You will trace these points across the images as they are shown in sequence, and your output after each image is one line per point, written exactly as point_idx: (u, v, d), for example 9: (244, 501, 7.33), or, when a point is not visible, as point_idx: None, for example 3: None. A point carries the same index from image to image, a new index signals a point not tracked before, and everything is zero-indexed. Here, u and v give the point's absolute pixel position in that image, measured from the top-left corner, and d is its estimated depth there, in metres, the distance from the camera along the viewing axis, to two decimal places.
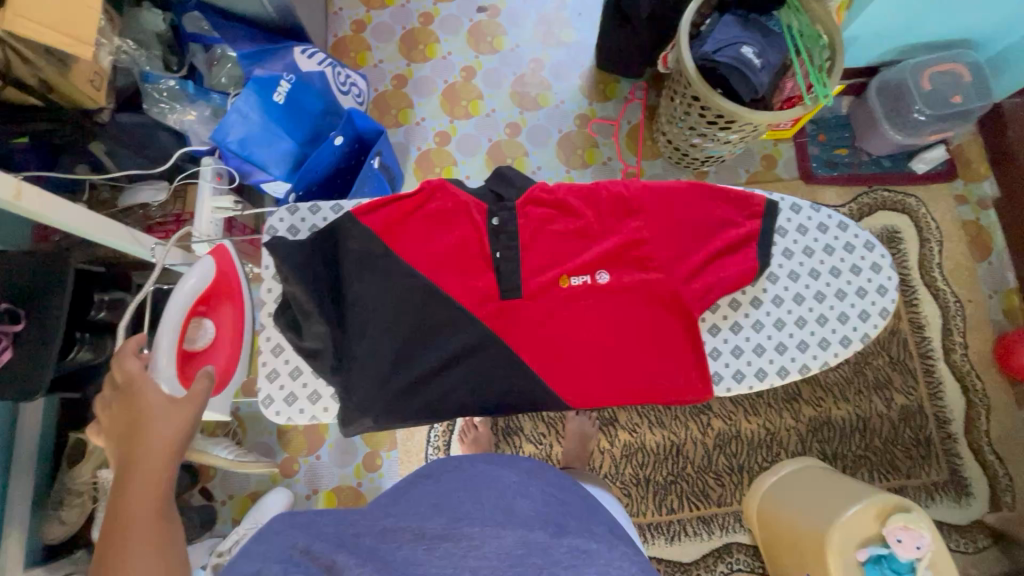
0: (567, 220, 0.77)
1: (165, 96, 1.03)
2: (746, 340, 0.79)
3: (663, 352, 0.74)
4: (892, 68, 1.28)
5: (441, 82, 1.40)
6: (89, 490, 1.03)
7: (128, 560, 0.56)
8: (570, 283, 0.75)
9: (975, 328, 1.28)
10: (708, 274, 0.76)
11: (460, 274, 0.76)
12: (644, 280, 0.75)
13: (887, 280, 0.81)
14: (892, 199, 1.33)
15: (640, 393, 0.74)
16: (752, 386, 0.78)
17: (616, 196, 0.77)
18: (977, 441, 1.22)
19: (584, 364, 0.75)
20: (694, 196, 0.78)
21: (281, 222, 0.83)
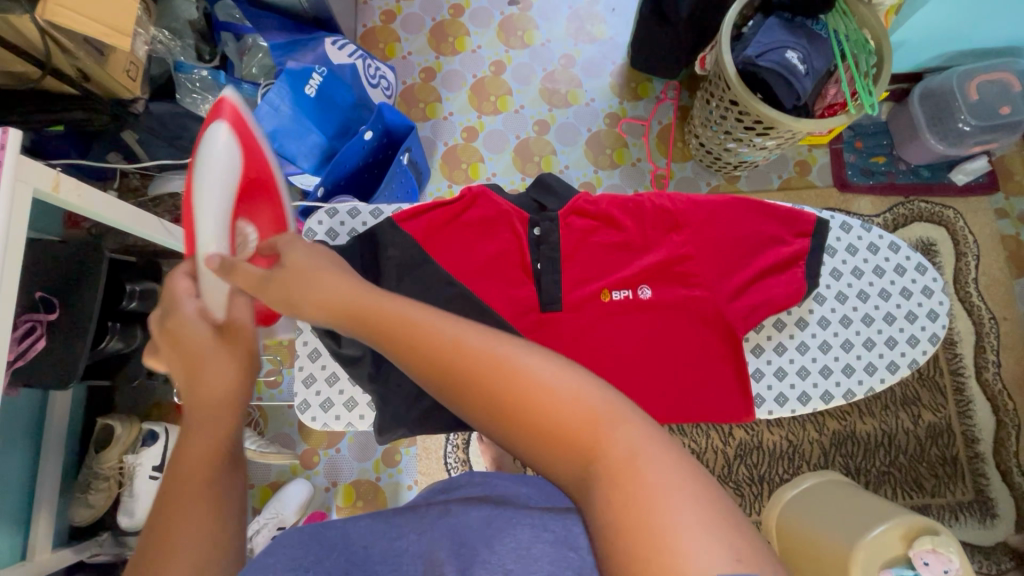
0: (609, 232, 0.76)
1: (198, 85, 1.01)
2: (789, 362, 0.77)
3: (708, 373, 0.73)
4: (937, 75, 1.24)
5: (470, 76, 1.38)
6: (115, 475, 1.05)
7: (177, 523, 0.43)
8: (611, 297, 0.74)
9: (1010, 346, 1.25)
10: (753, 294, 0.74)
11: (503, 285, 0.75)
12: (687, 297, 0.73)
13: (938, 304, 0.79)
14: (930, 210, 1.30)
15: (678, 412, 0.73)
16: (795, 410, 0.76)
17: (660, 209, 0.76)
18: (1005, 462, 1.20)
19: (623, 381, 0.73)
20: (741, 212, 0.76)
21: (320, 225, 0.82)
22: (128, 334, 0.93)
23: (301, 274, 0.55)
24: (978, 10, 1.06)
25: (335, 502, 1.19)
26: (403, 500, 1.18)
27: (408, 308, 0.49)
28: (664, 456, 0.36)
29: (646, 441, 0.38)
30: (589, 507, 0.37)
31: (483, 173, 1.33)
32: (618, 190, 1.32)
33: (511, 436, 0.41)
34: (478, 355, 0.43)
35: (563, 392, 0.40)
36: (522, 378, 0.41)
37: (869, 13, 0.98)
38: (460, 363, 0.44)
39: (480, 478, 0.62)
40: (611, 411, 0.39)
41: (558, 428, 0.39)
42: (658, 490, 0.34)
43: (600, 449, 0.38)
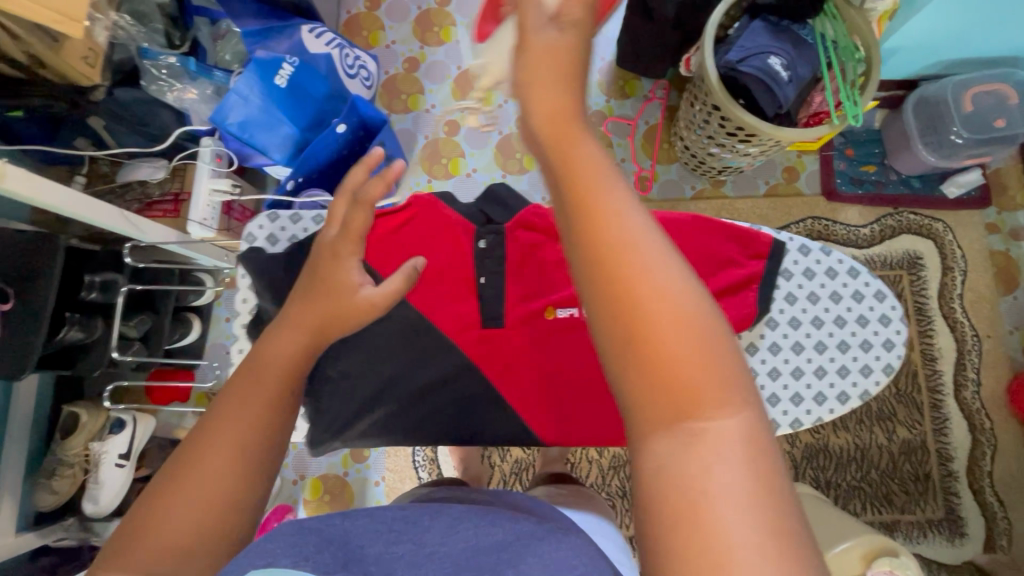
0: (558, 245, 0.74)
1: (165, 73, 0.99)
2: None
3: None
4: (934, 83, 1.20)
5: (454, 68, 1.35)
6: (81, 461, 1.06)
7: (228, 418, 0.48)
8: (556, 314, 0.72)
9: (990, 365, 1.22)
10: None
11: (448, 300, 0.75)
12: None
13: (895, 334, 0.77)
14: (918, 223, 1.27)
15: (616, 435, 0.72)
16: None
17: None
18: (978, 481, 1.18)
19: (560, 400, 0.73)
20: (696, 232, 0.75)
21: (259, 229, 0.83)
22: (89, 324, 0.91)
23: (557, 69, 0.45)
24: (976, 18, 1.02)
25: (303, 495, 1.19)
26: (370, 496, 1.18)
27: (601, 170, 0.41)
28: (751, 470, 0.33)
29: (745, 445, 0.34)
30: (648, 471, 0.35)
31: (464, 168, 1.30)
32: None
33: (616, 360, 0.37)
34: (639, 259, 0.37)
35: (698, 348, 0.36)
36: (665, 307, 0.36)
37: (859, 18, 0.93)
38: (612, 261, 0.37)
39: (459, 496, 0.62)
40: (726, 396, 0.35)
41: (670, 380, 0.35)
42: (725, 502, 0.32)
43: (698, 430, 0.34)
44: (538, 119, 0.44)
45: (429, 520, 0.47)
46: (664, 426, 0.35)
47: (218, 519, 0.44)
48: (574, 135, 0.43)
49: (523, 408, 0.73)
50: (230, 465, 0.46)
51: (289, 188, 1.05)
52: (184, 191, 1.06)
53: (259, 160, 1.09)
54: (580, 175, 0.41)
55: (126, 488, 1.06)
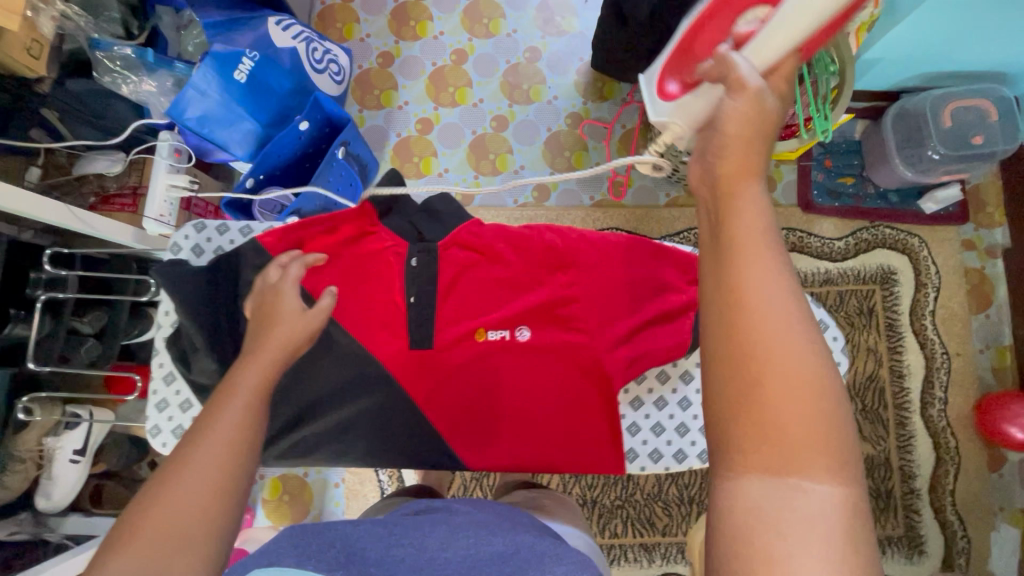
0: (493, 266, 0.76)
1: (119, 64, 0.96)
2: (669, 417, 0.79)
3: (578, 422, 0.74)
4: (915, 96, 1.17)
5: (429, 64, 1.32)
6: (33, 456, 1.02)
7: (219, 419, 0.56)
8: (486, 337, 0.75)
9: (959, 384, 1.22)
10: (640, 340, 0.75)
11: (382, 319, 0.76)
12: (566, 342, 0.74)
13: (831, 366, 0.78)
14: (894, 237, 1.25)
15: (538, 457, 0.74)
16: (667, 466, 0.78)
17: (550, 247, 0.76)
18: (940, 500, 1.18)
19: (495, 419, 0.75)
20: (632, 255, 0.76)
21: (185, 239, 0.85)
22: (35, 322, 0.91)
23: (735, 150, 0.53)
24: (955, 32, 1.00)
25: (261, 494, 1.17)
26: (329, 498, 1.17)
27: (765, 242, 0.47)
28: (832, 535, 0.38)
29: (833, 511, 0.39)
30: (730, 501, 0.41)
31: (435, 167, 1.28)
32: (573, 195, 1.27)
33: (726, 401, 0.44)
34: (775, 324, 0.44)
35: (810, 415, 0.42)
36: (788, 370, 0.42)
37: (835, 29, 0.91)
38: (749, 320, 0.44)
39: (439, 505, 0.63)
40: (829, 465, 0.41)
41: (779, 434, 0.41)
42: (801, 551, 0.37)
43: (795, 485, 0.40)
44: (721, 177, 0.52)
45: (428, 528, 0.53)
46: (761, 472, 0.41)
47: (215, 498, 0.50)
48: (749, 200, 0.50)
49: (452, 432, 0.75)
50: (225, 453, 0.53)
51: (249, 185, 1.03)
52: (142, 186, 1.05)
53: (220, 156, 1.07)
54: (743, 241, 0.47)
55: (81, 484, 1.06)
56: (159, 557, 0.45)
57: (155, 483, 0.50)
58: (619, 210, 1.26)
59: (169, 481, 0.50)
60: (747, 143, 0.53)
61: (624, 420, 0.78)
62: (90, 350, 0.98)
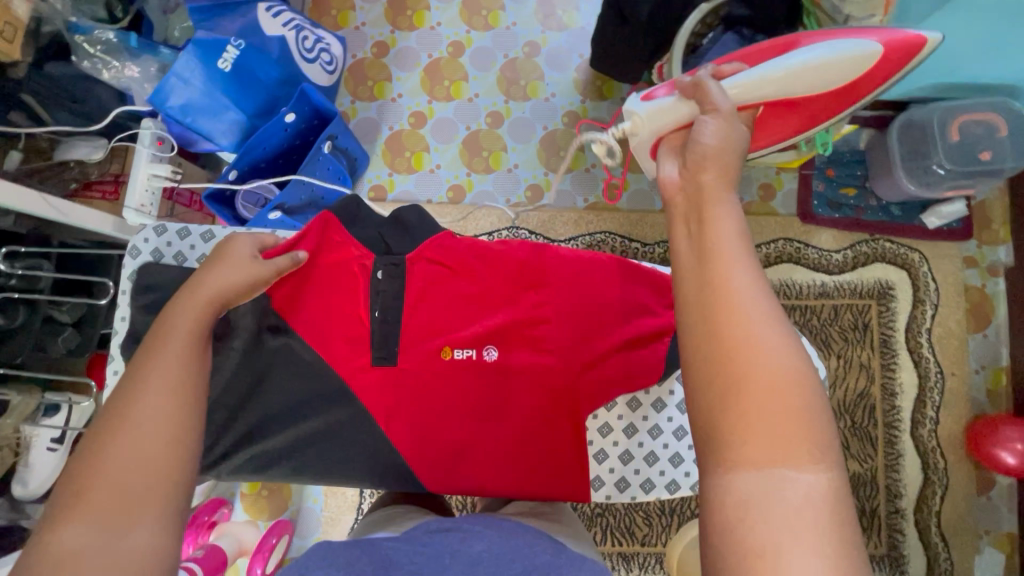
0: (466, 279, 0.78)
1: (100, 48, 0.95)
2: (638, 446, 0.78)
3: (542, 437, 0.75)
4: (924, 107, 1.14)
5: (425, 56, 1.28)
6: (10, 443, 1.02)
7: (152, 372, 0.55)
8: (452, 355, 0.76)
9: (952, 404, 1.19)
10: (610, 362, 0.75)
11: (347, 338, 0.77)
12: (534, 363, 0.76)
13: None
14: (894, 251, 1.22)
15: (498, 478, 0.74)
16: (635, 497, 0.77)
17: (522, 264, 0.77)
18: (924, 521, 1.16)
19: (460, 428, 0.75)
20: (612, 274, 0.78)
21: (144, 243, 0.83)
22: (12, 311, 0.91)
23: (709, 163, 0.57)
24: (967, 43, 0.96)
25: (240, 489, 1.17)
26: (308, 498, 1.16)
27: (738, 245, 0.50)
28: (822, 523, 0.39)
29: (821, 498, 0.40)
30: (722, 497, 0.41)
31: (427, 163, 1.25)
32: (566, 196, 1.25)
33: (712, 396, 0.45)
34: (754, 319, 0.46)
35: (791, 409, 0.43)
36: (769, 362, 0.44)
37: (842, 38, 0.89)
38: (726, 317, 0.46)
39: (454, 523, 0.64)
40: (812, 452, 0.41)
41: (764, 426, 0.42)
42: (791, 539, 0.38)
43: (783, 475, 0.41)
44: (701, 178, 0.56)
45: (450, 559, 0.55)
46: (750, 465, 0.41)
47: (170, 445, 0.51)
48: (729, 218, 0.52)
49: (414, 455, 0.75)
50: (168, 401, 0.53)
51: (232, 178, 0.99)
52: (124, 173, 1.04)
53: (204, 146, 1.05)
54: (720, 245, 0.50)
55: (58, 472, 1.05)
56: (119, 515, 0.46)
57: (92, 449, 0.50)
58: (613, 214, 1.23)
59: (113, 441, 0.50)
60: (723, 167, 0.57)
61: (592, 446, 0.77)
62: (70, 339, 0.97)
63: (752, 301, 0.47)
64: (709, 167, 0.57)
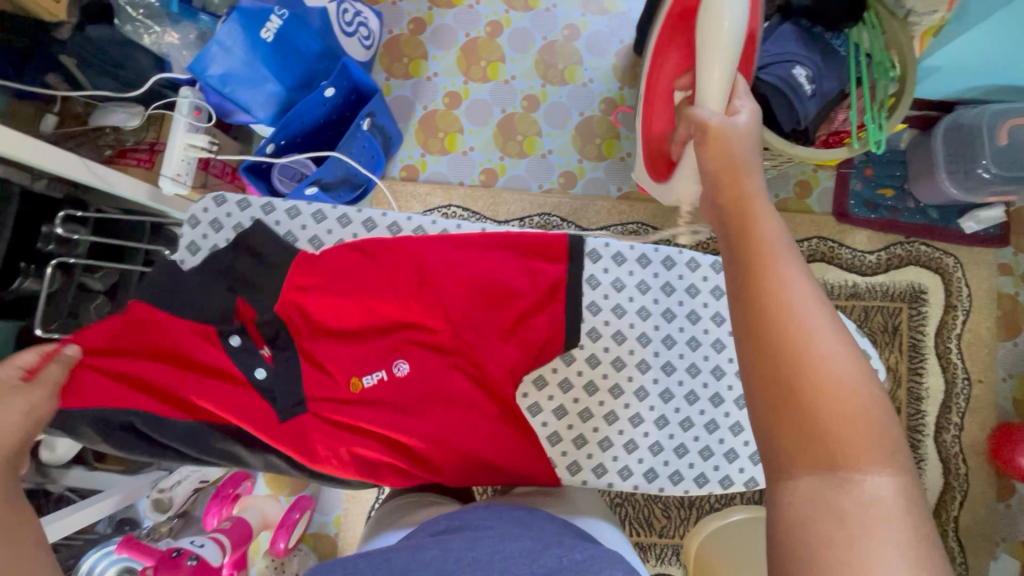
0: (345, 304, 0.78)
1: (142, 13, 0.90)
2: (693, 440, 0.82)
3: (486, 417, 0.77)
4: (972, 109, 1.11)
5: (462, 35, 1.26)
6: None
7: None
8: (362, 384, 0.77)
9: (977, 411, 1.19)
10: (518, 334, 0.79)
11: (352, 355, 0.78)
12: (440, 353, 0.78)
13: None
14: (927, 255, 1.21)
15: (488, 469, 0.77)
16: (688, 490, 0.81)
17: (402, 261, 0.79)
18: (942, 525, 1.17)
19: (419, 424, 0.76)
20: (479, 251, 0.80)
21: (204, 212, 0.85)
22: (45, 276, 0.88)
23: (745, 181, 0.59)
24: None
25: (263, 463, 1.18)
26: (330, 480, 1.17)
27: (784, 255, 0.52)
28: (892, 524, 0.37)
29: (894, 500, 0.39)
30: (784, 506, 0.41)
31: (460, 145, 1.24)
32: (599, 184, 1.23)
33: (767, 404, 0.45)
34: (813, 327, 0.47)
35: (853, 411, 0.43)
36: (827, 366, 0.44)
37: (901, 30, 0.86)
38: (782, 324, 0.47)
39: (461, 522, 0.63)
40: (875, 456, 0.41)
41: (824, 430, 0.42)
42: (868, 540, 0.36)
43: (848, 478, 0.40)
44: (728, 193, 0.60)
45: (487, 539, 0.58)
46: (810, 470, 0.41)
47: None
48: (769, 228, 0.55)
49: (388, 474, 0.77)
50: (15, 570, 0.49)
51: (269, 151, 0.99)
52: (160, 142, 1.02)
53: (241, 118, 1.04)
54: (766, 252, 0.52)
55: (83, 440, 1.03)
56: None
57: None
58: (647, 204, 1.21)
59: None
60: (741, 178, 0.60)
61: (648, 438, 0.81)
62: (99, 307, 0.97)
63: (801, 308, 0.48)
64: (732, 183, 0.60)
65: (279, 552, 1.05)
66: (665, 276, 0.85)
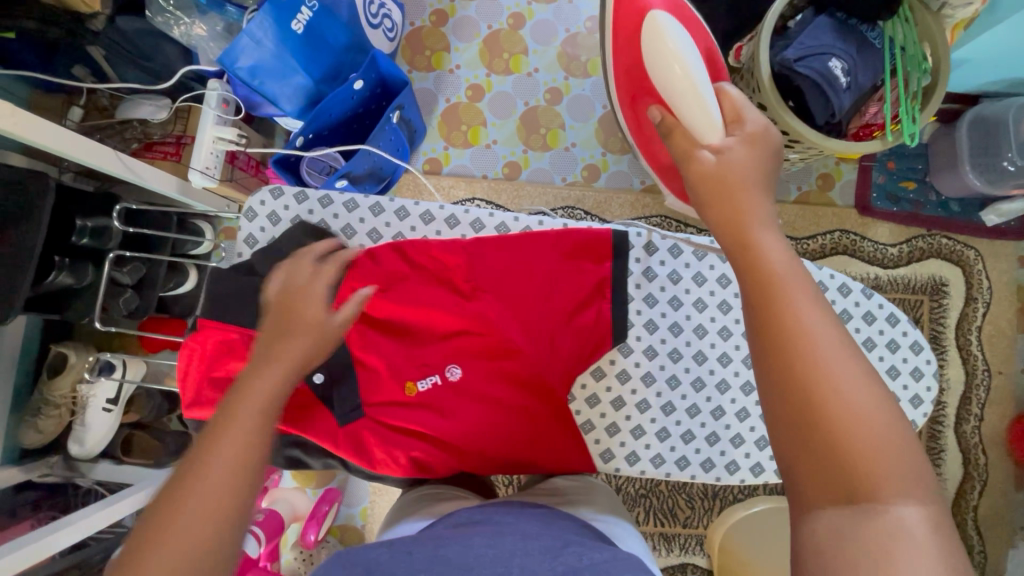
0: (401, 305, 0.78)
1: (172, 3, 0.90)
2: (749, 430, 0.82)
3: (526, 422, 0.77)
4: (996, 103, 1.11)
5: (485, 27, 1.25)
6: (68, 402, 1.02)
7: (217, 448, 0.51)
8: (416, 389, 0.77)
9: (996, 402, 1.20)
10: (557, 337, 0.78)
11: (408, 347, 0.79)
12: (489, 357, 0.77)
13: (926, 362, 0.83)
14: (949, 248, 1.22)
15: (539, 464, 0.79)
16: (744, 479, 0.82)
17: (454, 264, 0.78)
18: (962, 514, 1.18)
19: (467, 427, 0.76)
20: (504, 259, 0.79)
21: (260, 206, 0.82)
22: (80, 270, 0.88)
23: (742, 198, 0.56)
24: None
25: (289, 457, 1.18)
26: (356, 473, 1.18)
27: (794, 279, 0.49)
28: (923, 560, 0.37)
29: (922, 533, 0.39)
30: (808, 542, 0.41)
31: (483, 138, 1.23)
32: (623, 177, 1.23)
33: (785, 433, 0.45)
34: (822, 356, 0.45)
35: (872, 442, 0.42)
36: (838, 396, 0.44)
37: (934, 24, 0.86)
38: (794, 357, 0.45)
39: (479, 516, 0.62)
40: (899, 488, 0.41)
41: (845, 463, 0.42)
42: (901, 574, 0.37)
43: (871, 509, 0.40)
44: (728, 217, 0.56)
45: (540, 528, 0.59)
46: (830, 502, 0.42)
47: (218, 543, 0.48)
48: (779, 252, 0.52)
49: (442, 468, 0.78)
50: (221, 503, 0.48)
51: (298, 144, 0.98)
52: (187, 135, 1.02)
53: (268, 110, 1.03)
54: (770, 279, 0.50)
55: (113, 432, 1.04)
56: None
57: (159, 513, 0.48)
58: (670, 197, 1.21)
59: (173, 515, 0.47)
60: (746, 194, 0.56)
61: (704, 429, 0.82)
62: (128, 301, 0.96)
63: (813, 338, 0.46)
64: (726, 203, 0.56)
65: (309, 543, 1.06)
66: (721, 268, 0.84)
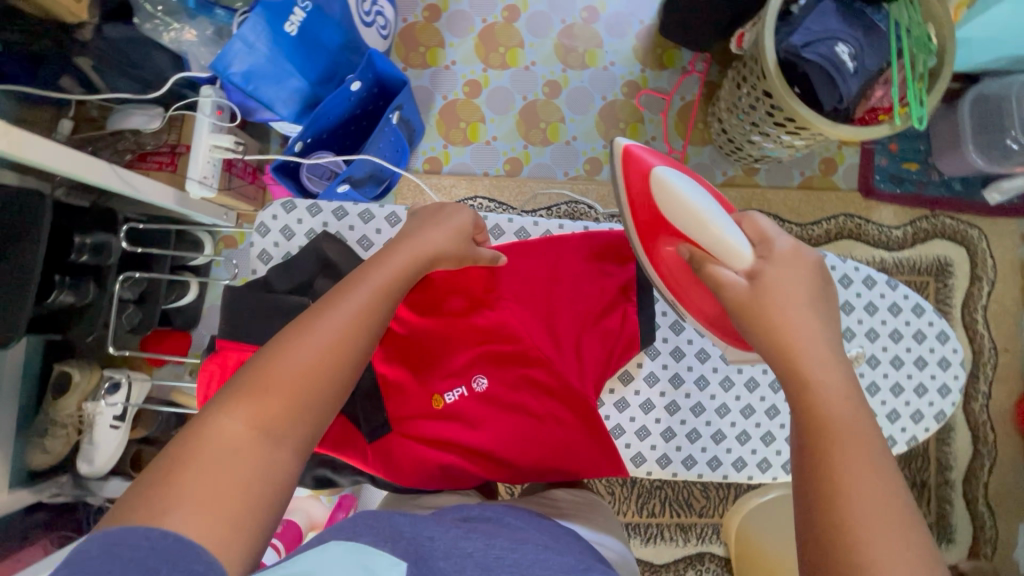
0: (429, 316, 0.77)
1: (160, 10, 0.87)
2: (779, 428, 0.83)
3: (551, 444, 0.76)
4: (998, 80, 1.11)
5: (479, 20, 1.23)
6: (75, 422, 1.01)
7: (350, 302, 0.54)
8: (443, 401, 0.76)
9: (1004, 379, 1.21)
10: (581, 351, 0.78)
11: (434, 360, 0.77)
12: (521, 372, 0.77)
13: (952, 351, 0.83)
14: (953, 228, 1.22)
15: (570, 472, 0.76)
16: (776, 476, 0.83)
17: (481, 272, 0.77)
18: (973, 492, 1.19)
19: (500, 443, 0.75)
20: (534, 271, 0.78)
21: (273, 220, 0.82)
22: (80, 288, 0.86)
23: (794, 328, 0.52)
24: None
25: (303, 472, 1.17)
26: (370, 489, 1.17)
27: (856, 423, 0.46)
28: None
29: None
30: None
31: (483, 135, 1.22)
32: None
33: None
34: (870, 511, 0.41)
35: None
36: (884, 554, 0.39)
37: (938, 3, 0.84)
38: (841, 497, 0.42)
39: (489, 512, 0.58)
40: None
41: None
42: None
43: None
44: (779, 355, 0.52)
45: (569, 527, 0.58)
46: None
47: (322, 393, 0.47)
48: (842, 394, 0.48)
49: (472, 479, 0.76)
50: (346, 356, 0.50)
51: (297, 149, 0.96)
52: (181, 144, 1.00)
53: (264, 116, 1.00)
54: (826, 429, 0.46)
55: (122, 450, 1.02)
56: (269, 419, 0.44)
57: (284, 339, 0.49)
58: None
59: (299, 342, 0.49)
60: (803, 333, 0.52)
61: (735, 428, 0.83)
62: (131, 316, 0.96)
63: (866, 485, 0.42)
64: (779, 346, 0.52)
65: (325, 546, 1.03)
66: None
